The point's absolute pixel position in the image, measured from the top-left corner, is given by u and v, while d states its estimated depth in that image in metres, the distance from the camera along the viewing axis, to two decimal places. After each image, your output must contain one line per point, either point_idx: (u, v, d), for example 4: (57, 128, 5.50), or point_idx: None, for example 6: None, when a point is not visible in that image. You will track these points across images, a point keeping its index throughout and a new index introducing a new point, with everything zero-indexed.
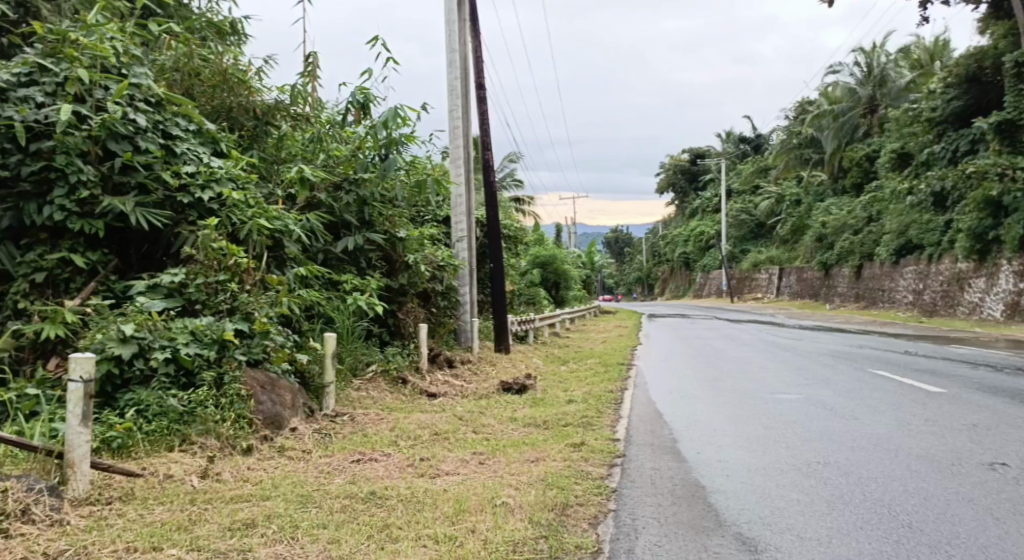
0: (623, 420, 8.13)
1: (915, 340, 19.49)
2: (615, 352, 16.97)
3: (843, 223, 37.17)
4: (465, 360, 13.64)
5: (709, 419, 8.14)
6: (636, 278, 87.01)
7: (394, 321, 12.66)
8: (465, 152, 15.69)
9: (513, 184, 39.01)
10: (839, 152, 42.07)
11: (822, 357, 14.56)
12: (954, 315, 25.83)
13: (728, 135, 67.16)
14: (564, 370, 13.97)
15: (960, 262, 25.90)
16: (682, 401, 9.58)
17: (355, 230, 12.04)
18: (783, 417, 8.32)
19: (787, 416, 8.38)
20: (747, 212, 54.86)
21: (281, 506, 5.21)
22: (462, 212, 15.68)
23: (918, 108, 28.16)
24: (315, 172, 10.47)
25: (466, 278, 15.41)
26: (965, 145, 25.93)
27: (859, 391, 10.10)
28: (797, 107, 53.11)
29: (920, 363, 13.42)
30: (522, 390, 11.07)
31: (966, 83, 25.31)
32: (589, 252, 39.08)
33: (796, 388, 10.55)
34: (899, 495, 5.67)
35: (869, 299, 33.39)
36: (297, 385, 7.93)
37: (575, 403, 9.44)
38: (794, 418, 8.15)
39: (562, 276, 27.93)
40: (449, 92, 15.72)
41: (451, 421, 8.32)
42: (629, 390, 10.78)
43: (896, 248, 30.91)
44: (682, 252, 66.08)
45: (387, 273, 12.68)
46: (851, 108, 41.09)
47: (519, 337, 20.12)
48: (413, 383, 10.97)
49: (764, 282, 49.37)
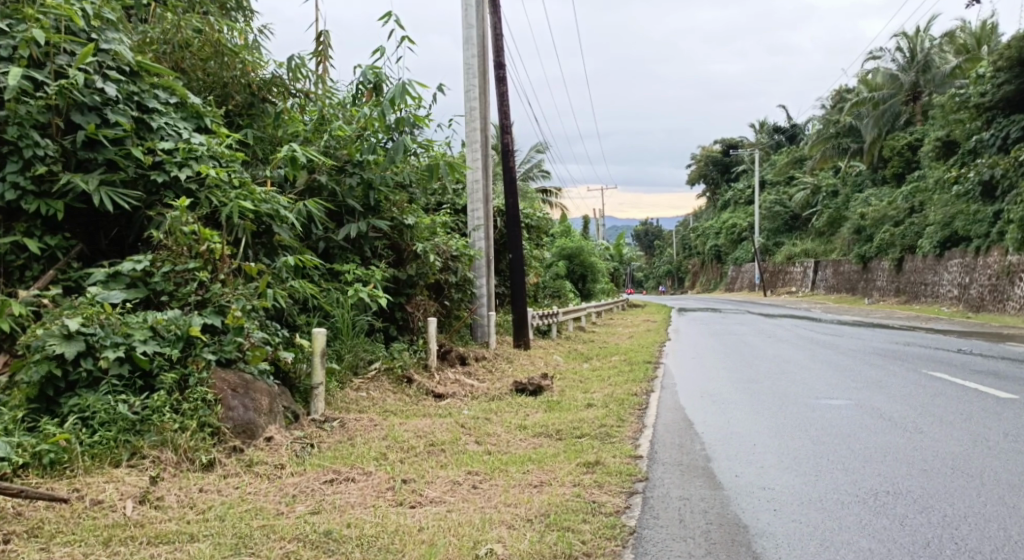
0: (648, 431, 7.19)
1: (965, 337, 18.23)
2: (641, 348, 16.00)
3: (883, 215, 35.77)
4: (480, 357, 12.80)
5: (745, 432, 7.21)
6: (666, 271, 85.64)
7: (402, 315, 11.79)
8: (482, 137, 14.84)
9: (541, 174, 38.14)
10: (879, 140, 40.25)
11: (867, 355, 13.53)
12: (1004, 311, 24.49)
13: (762, 125, 65.75)
14: (586, 367, 13.08)
15: (1010, 254, 24.52)
16: (714, 407, 8.63)
17: (359, 217, 11.20)
18: (832, 427, 7.39)
19: (836, 426, 7.46)
20: (781, 204, 53.46)
21: (208, 553, 4.35)
22: (479, 200, 14.76)
23: (966, 93, 26.95)
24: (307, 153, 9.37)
25: (483, 269, 14.52)
26: (1017, 132, 24.57)
27: (914, 397, 9.13)
28: (835, 95, 51.59)
29: (976, 364, 12.29)
30: (536, 392, 10.21)
31: (1017, 66, 23.91)
32: (617, 244, 38.09)
33: (842, 393, 9.58)
34: (1002, 545, 4.77)
35: (910, 293, 32.07)
36: (281, 387, 7.07)
37: (592, 409, 8.56)
38: (846, 430, 7.23)
39: (589, 268, 26.95)
40: (465, 71, 14.82)
41: (452, 428, 7.45)
42: (655, 393, 9.85)
43: (940, 240, 29.52)
44: (713, 244, 64.75)
45: (394, 264, 11.86)
46: (892, 95, 39.63)
47: (542, 331, 19.23)
48: (420, 383, 10.13)
49: (799, 275, 48.04)
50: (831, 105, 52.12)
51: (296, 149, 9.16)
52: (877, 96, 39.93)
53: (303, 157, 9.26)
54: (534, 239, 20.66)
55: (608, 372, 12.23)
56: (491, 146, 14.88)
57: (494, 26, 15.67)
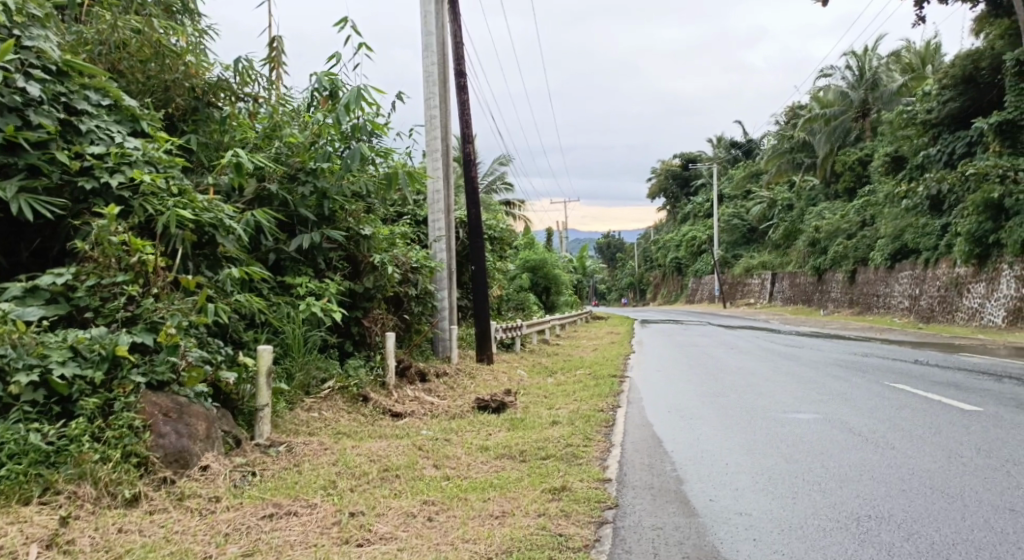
0: (614, 450, 6.74)
1: (919, 348, 18.13)
2: (605, 362, 15.62)
3: (836, 228, 35.90)
4: (441, 373, 12.32)
5: (716, 450, 6.78)
6: (628, 284, 85.69)
7: (359, 330, 11.30)
8: (443, 146, 14.37)
9: (503, 187, 37.74)
10: (831, 156, 41.09)
11: (829, 367, 13.26)
12: (953, 321, 24.50)
13: (719, 139, 66.15)
14: (550, 382, 12.65)
15: (958, 266, 24.62)
16: (683, 424, 8.23)
17: (313, 227, 10.68)
18: (804, 443, 7.01)
19: (808, 442, 7.07)
20: (739, 217, 53.70)
21: None
22: (441, 210, 14.30)
23: (912, 111, 27.08)
24: (252, 160, 8.74)
25: (444, 281, 14.06)
26: (961, 148, 24.87)
27: (882, 410, 8.81)
28: (789, 111, 52.06)
29: (936, 375, 12.07)
30: (500, 409, 9.75)
31: (962, 83, 24.24)
32: (580, 256, 37.80)
33: (809, 406, 9.24)
34: None
35: (863, 305, 32.11)
36: (220, 410, 6.53)
37: (557, 427, 8.12)
38: (818, 447, 6.84)
39: (553, 281, 26.58)
40: (426, 79, 14.36)
41: (410, 450, 6.96)
42: (621, 409, 9.43)
43: (891, 253, 29.61)
44: (673, 257, 64.85)
45: (351, 276, 11.35)
46: (843, 112, 39.90)
47: (505, 344, 18.77)
48: (377, 401, 9.65)
49: (757, 287, 48.15)
50: (785, 121, 52.65)
51: (240, 154, 8.51)
52: (828, 113, 40.22)
53: (248, 164, 8.61)
54: (497, 250, 20.19)
55: (573, 386, 11.81)
56: (452, 155, 14.42)
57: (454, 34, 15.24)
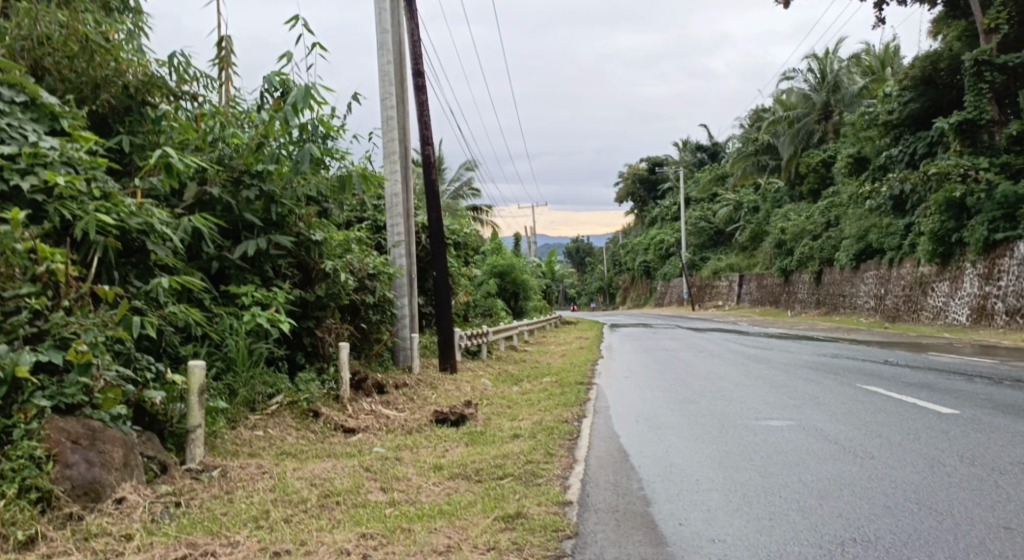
0: (577, 467, 6.24)
1: (887, 348, 17.84)
2: (573, 368, 15.14)
3: (802, 229, 35.74)
4: (400, 384, 11.76)
5: (686, 464, 6.31)
6: (597, 288, 85.43)
7: (311, 341, 10.70)
8: (401, 147, 13.75)
9: (470, 194, 37.23)
10: (795, 158, 40.96)
11: (799, 369, 12.88)
12: (919, 320, 24.34)
13: (685, 142, 66.10)
14: (514, 391, 12.14)
15: (922, 265, 24.44)
16: (651, 435, 7.75)
17: (258, 233, 10.07)
18: (779, 455, 6.55)
19: (783, 453, 6.62)
20: (705, 220, 53.54)
21: None
22: (400, 213, 13.70)
23: (874, 112, 26.85)
24: (183, 160, 8.04)
25: (404, 289, 13.52)
26: (922, 148, 24.70)
27: (857, 416, 8.39)
28: (752, 115, 52.10)
29: (907, 376, 11.70)
30: (458, 422, 9.22)
31: (922, 85, 24.15)
32: (548, 261, 37.38)
33: (781, 413, 8.81)
34: None
35: (829, 305, 31.96)
36: (141, 434, 5.98)
37: (518, 442, 7.61)
38: (794, 458, 6.39)
39: (521, 287, 26.10)
40: (381, 78, 13.63)
41: (356, 471, 6.42)
42: (587, 419, 8.94)
43: (855, 253, 29.41)
44: (642, 260, 64.62)
45: (301, 284, 10.76)
46: (806, 114, 39.91)
47: (471, 352, 18.21)
48: (328, 416, 9.09)
49: (724, 290, 47.98)
50: (749, 124, 52.63)
51: (169, 152, 7.79)
52: (792, 115, 40.19)
53: (179, 163, 7.91)
54: (462, 255, 19.61)
55: (537, 395, 11.30)
56: (411, 158, 13.91)
57: (409, 32, 14.67)
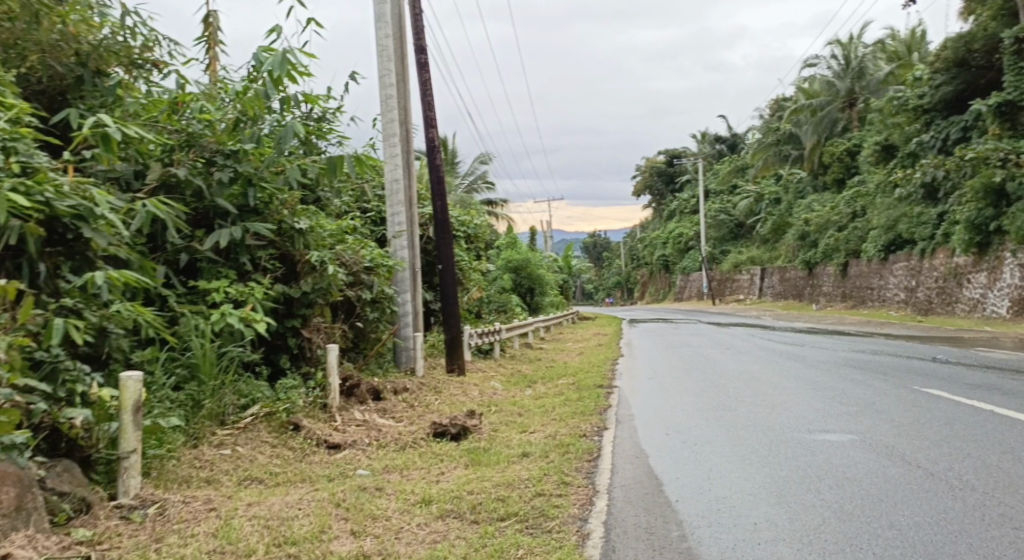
0: (600, 510, 5.05)
1: (927, 343, 16.43)
2: (592, 367, 13.87)
3: (826, 220, 34.22)
4: (400, 388, 10.53)
5: (740, 506, 5.09)
6: (615, 284, 84.06)
7: (297, 342, 9.43)
8: (401, 127, 12.46)
9: (484, 186, 35.99)
10: (819, 148, 39.00)
11: (840, 369, 11.55)
12: (953, 314, 22.95)
13: (704, 134, 64.57)
14: (527, 395, 10.90)
15: (957, 255, 22.98)
16: (686, 453, 6.61)
17: (233, 220, 8.83)
18: (853, 487, 5.32)
19: (859, 484, 5.39)
20: (725, 212, 51.96)
21: None
22: (402, 201, 12.42)
23: (903, 96, 25.42)
24: (127, 129, 6.63)
25: (406, 283, 12.29)
26: (955, 133, 23.14)
27: (930, 426, 7.18)
28: (774, 105, 50.61)
29: (967, 376, 10.37)
30: (459, 436, 7.99)
31: (953, 67, 22.74)
32: (564, 255, 36.07)
33: (836, 424, 7.54)
34: None
35: (856, 299, 30.51)
36: (51, 465, 4.91)
37: (526, 464, 6.41)
38: (875, 495, 5.17)
39: (537, 281, 24.84)
40: (379, 53, 12.35)
41: (323, 504, 5.21)
42: (609, 432, 7.71)
43: (884, 244, 28.01)
44: (660, 255, 63.17)
45: (285, 278, 9.49)
46: (830, 102, 38.51)
47: (484, 350, 16.95)
48: (310, 430, 7.84)
49: (745, 283, 46.49)
50: (770, 113, 51.02)
51: (107, 120, 6.46)
52: (815, 103, 38.75)
53: (117, 133, 6.60)
54: (472, 246, 18.34)
55: (553, 400, 10.05)
56: (412, 142, 12.74)
57: (411, 4, 13.39)
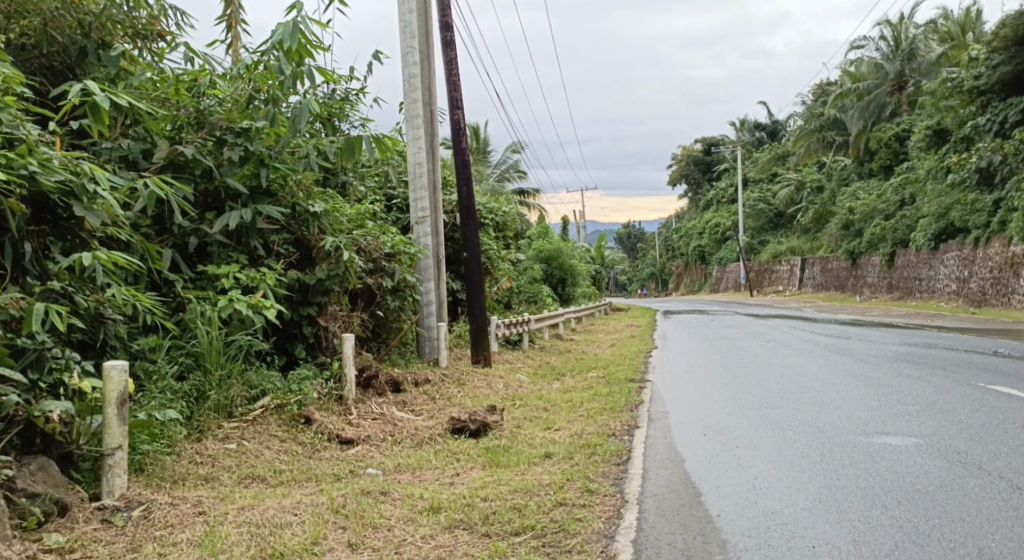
0: (632, 534, 4.63)
1: (982, 335, 15.67)
2: (625, 360, 13.31)
3: (872, 209, 33.21)
4: (421, 380, 10.04)
5: (792, 539, 4.63)
6: (650, 274, 83.08)
7: (313, 332, 8.96)
8: (425, 108, 11.94)
9: (517, 175, 35.41)
10: (865, 133, 37.61)
11: (889, 363, 10.89)
12: (1010, 305, 21.98)
13: (743, 122, 63.32)
14: (557, 388, 10.37)
15: (1014, 244, 21.95)
16: (727, 455, 6.18)
17: (244, 202, 8.37)
18: (912, 511, 4.89)
19: (920, 506, 4.97)
20: (764, 202, 50.88)
21: None
22: (425, 186, 11.91)
23: (958, 77, 24.54)
24: (118, 98, 6.19)
25: (430, 272, 11.79)
26: (1014, 115, 22.15)
27: (999, 430, 6.60)
28: (817, 90, 49.33)
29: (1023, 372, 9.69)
30: (479, 434, 7.48)
31: (1014, 46, 21.73)
32: (599, 245, 35.41)
33: (895, 424, 6.97)
34: None
35: (904, 290, 29.57)
36: (18, 466, 4.54)
37: (548, 467, 5.91)
38: (949, 530, 4.68)
39: (570, 271, 24.24)
40: (402, 30, 11.82)
41: (319, 512, 4.81)
42: (642, 431, 7.20)
43: (935, 233, 26.99)
44: (697, 245, 62.18)
45: (300, 263, 9.02)
46: (877, 86, 37.35)
47: (513, 341, 16.45)
48: (322, 424, 7.35)
49: (785, 274, 45.52)
50: (813, 98, 49.83)
51: (94, 88, 6.02)
52: (861, 87, 37.70)
53: (106, 102, 6.15)
54: (501, 235, 17.76)
55: (582, 394, 9.52)
56: (438, 125, 12.23)
57: None
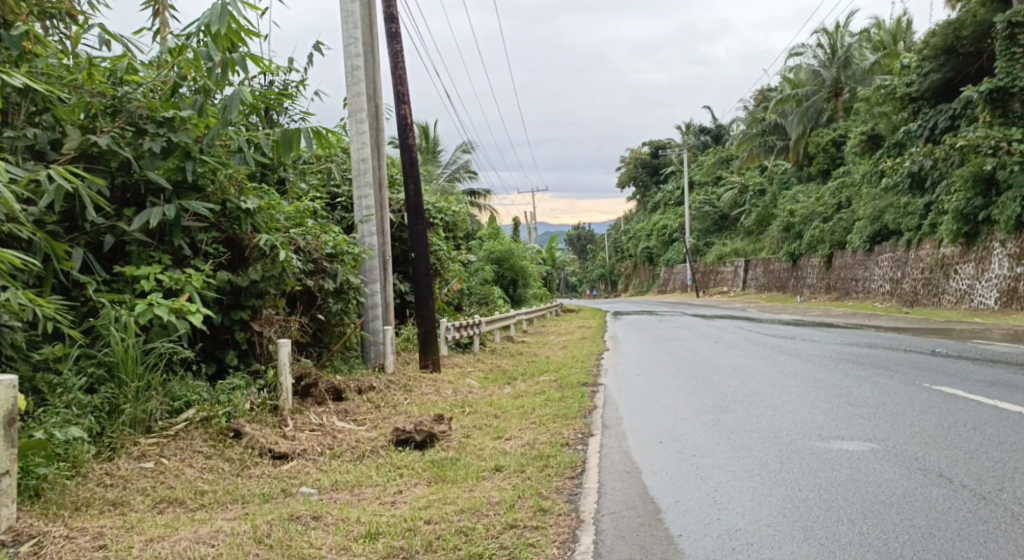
0: None
1: (917, 336, 15.62)
2: (575, 362, 12.89)
3: (811, 211, 33.38)
4: (364, 387, 9.46)
5: None
6: (598, 276, 83.10)
7: (246, 337, 8.34)
8: (369, 100, 11.34)
9: (467, 175, 34.93)
10: (804, 138, 38.47)
11: (843, 363, 10.62)
12: (940, 305, 21.99)
13: (688, 126, 63.56)
14: (506, 394, 9.90)
15: (943, 246, 22.03)
16: (681, 465, 5.75)
17: (169, 198, 7.71)
18: (883, 526, 4.50)
19: (890, 521, 4.58)
20: (710, 204, 51.05)
21: None
22: (370, 183, 11.30)
23: (891, 85, 24.40)
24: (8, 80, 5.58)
25: (375, 273, 11.20)
26: (943, 122, 22.16)
27: (957, 432, 6.28)
28: (759, 95, 49.69)
29: (975, 370, 9.49)
30: (426, 446, 6.95)
31: (942, 54, 21.82)
32: (548, 247, 35.06)
33: (851, 427, 6.61)
34: None
35: (841, 290, 29.69)
36: None
37: (498, 482, 5.42)
38: (921, 548, 4.30)
39: (521, 273, 23.79)
40: (344, 19, 11.20)
41: (235, 547, 4.28)
42: (594, 439, 6.74)
43: (870, 235, 27.03)
44: (644, 247, 62.27)
45: (232, 264, 8.39)
46: (815, 91, 37.63)
47: (462, 344, 15.96)
48: (253, 437, 6.75)
49: (729, 275, 45.69)
50: (756, 103, 50.21)
51: None
52: (800, 93, 37.91)
53: None
54: (451, 235, 17.22)
55: (531, 400, 9.06)
56: (382, 120, 11.67)
57: None
